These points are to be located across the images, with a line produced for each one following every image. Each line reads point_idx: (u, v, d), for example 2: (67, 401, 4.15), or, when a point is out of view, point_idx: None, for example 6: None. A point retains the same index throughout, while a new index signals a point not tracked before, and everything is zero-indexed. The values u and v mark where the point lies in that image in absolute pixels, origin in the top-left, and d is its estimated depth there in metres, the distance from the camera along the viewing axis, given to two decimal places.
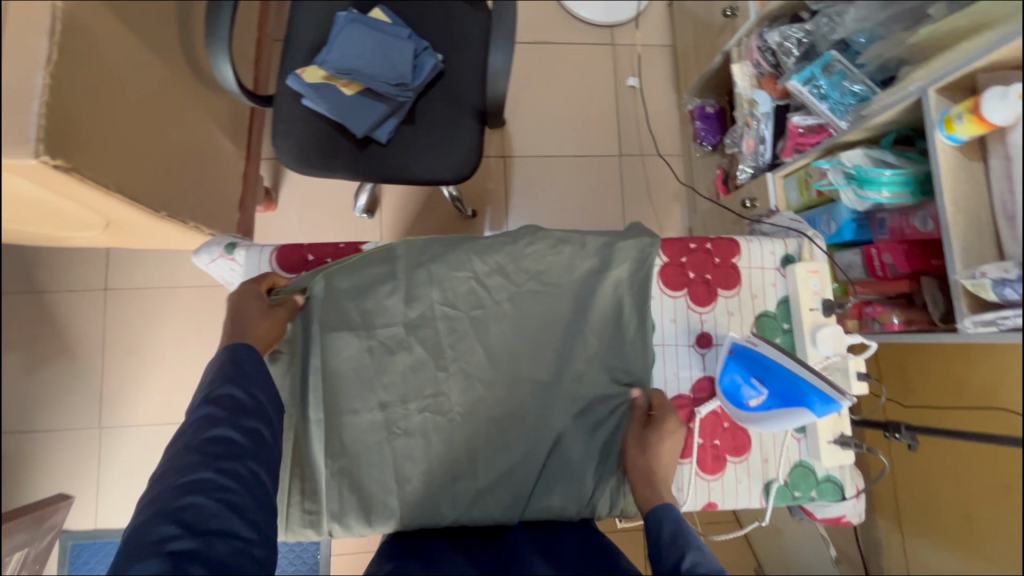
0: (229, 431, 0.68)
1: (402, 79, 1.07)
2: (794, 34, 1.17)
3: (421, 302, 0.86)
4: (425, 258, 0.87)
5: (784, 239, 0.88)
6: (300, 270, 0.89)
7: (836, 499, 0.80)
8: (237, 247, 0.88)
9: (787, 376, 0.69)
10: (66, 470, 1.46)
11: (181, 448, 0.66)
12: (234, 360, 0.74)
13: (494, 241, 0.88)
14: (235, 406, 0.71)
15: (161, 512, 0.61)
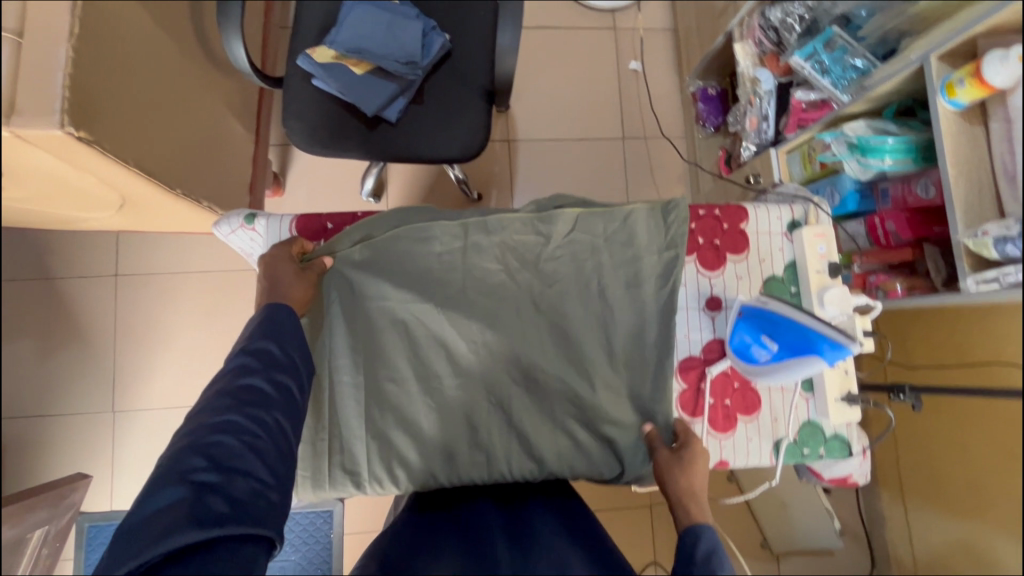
0: (259, 381, 0.71)
1: (411, 57, 1.09)
2: (795, 10, 1.19)
3: (437, 270, 0.87)
4: (450, 249, 0.88)
5: (790, 205, 0.90)
6: (321, 236, 0.90)
7: (844, 456, 0.83)
8: (257, 217, 0.90)
9: (798, 328, 0.71)
10: (80, 454, 1.48)
11: (216, 391, 0.70)
12: (272, 316, 0.78)
13: (525, 241, 0.88)
14: (268, 358, 0.74)
15: (191, 444, 0.63)
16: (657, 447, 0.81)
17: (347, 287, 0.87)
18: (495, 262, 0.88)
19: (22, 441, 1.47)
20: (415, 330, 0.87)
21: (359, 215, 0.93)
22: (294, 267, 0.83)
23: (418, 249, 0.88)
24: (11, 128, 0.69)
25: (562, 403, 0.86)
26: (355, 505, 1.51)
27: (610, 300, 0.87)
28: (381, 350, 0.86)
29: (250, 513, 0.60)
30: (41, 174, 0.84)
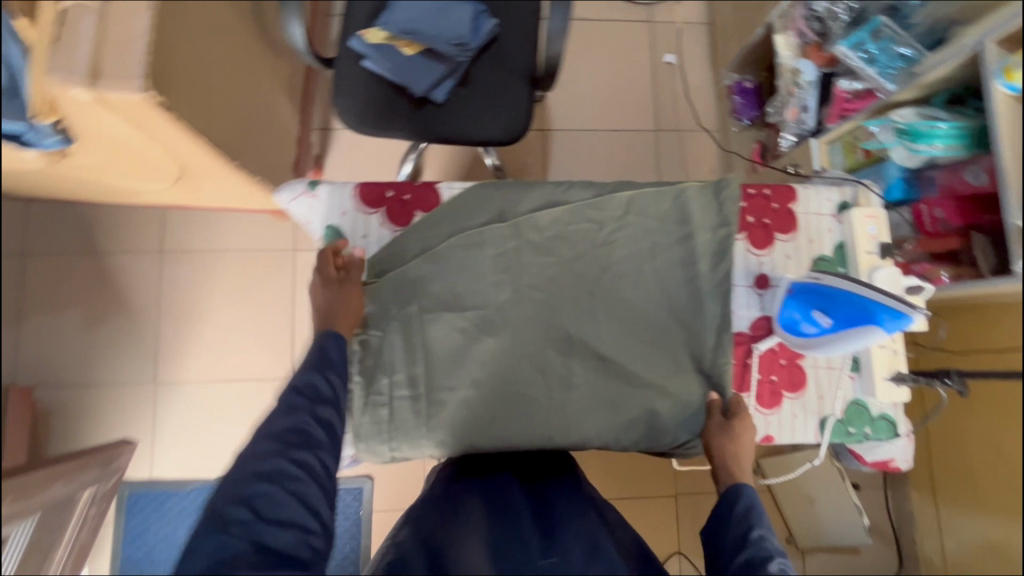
0: (305, 420, 0.70)
1: (462, 39, 1.12)
2: (843, 1, 1.19)
3: (489, 241, 0.89)
4: (501, 225, 0.89)
5: (840, 188, 0.93)
6: (380, 205, 0.92)
7: (889, 438, 0.86)
8: (319, 184, 0.92)
9: (856, 301, 0.75)
10: (122, 422, 1.52)
11: (262, 430, 0.68)
12: (320, 349, 0.79)
13: (579, 231, 0.90)
14: (316, 395, 0.74)
15: (236, 490, 0.62)
16: (711, 413, 0.85)
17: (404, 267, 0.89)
18: (543, 242, 0.89)
19: None
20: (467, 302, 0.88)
21: (418, 183, 0.94)
22: (334, 287, 0.84)
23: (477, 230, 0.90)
24: (96, 90, 0.73)
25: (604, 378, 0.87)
26: (384, 484, 1.54)
27: (660, 276, 0.89)
28: (433, 321, 0.88)
29: (295, 561, 0.59)
30: (114, 139, 0.88)
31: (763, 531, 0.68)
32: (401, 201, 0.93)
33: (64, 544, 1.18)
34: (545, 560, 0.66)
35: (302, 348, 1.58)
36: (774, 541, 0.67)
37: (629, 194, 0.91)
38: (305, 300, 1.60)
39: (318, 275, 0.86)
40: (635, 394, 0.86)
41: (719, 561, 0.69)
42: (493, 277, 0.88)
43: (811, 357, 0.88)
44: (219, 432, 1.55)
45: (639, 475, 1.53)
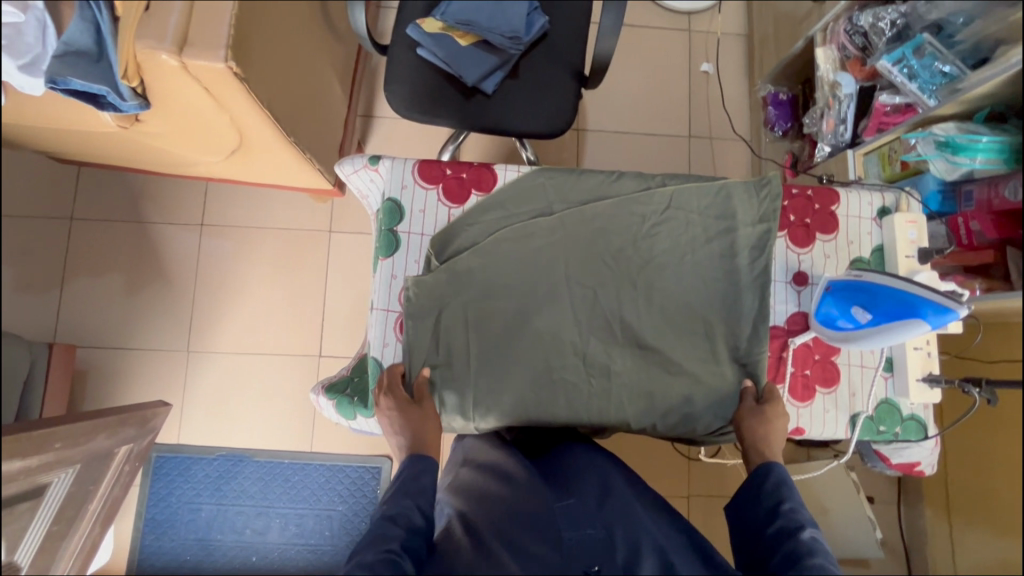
0: (403, 553, 0.70)
1: (515, 32, 1.15)
2: (887, 15, 1.21)
3: (537, 225, 0.92)
4: (551, 215, 0.93)
5: (882, 193, 0.96)
6: (439, 182, 0.97)
7: (919, 438, 0.89)
8: (380, 159, 0.97)
9: (898, 296, 0.78)
10: (154, 387, 1.57)
11: (354, 565, 0.69)
12: (415, 476, 0.82)
13: (624, 221, 0.93)
14: (405, 525, 0.74)
15: None
16: (744, 399, 0.89)
17: (457, 244, 0.92)
18: (591, 229, 0.92)
19: (101, 369, 1.56)
20: (514, 279, 0.90)
21: (475, 164, 0.98)
22: (412, 415, 0.85)
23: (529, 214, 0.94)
24: (182, 58, 0.78)
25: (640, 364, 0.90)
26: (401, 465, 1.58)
27: (702, 269, 0.92)
28: (480, 300, 0.90)
29: None
30: (187, 107, 0.93)
31: (794, 506, 0.77)
32: (458, 179, 0.97)
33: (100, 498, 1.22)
34: (560, 502, 0.81)
35: (331, 327, 1.63)
36: (805, 515, 0.76)
37: (673, 189, 0.94)
38: (337, 280, 1.64)
39: (389, 400, 0.87)
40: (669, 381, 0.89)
41: (751, 529, 0.79)
42: (543, 258, 0.91)
43: (845, 354, 0.91)
44: (246, 403, 1.59)
45: (653, 472, 1.55)
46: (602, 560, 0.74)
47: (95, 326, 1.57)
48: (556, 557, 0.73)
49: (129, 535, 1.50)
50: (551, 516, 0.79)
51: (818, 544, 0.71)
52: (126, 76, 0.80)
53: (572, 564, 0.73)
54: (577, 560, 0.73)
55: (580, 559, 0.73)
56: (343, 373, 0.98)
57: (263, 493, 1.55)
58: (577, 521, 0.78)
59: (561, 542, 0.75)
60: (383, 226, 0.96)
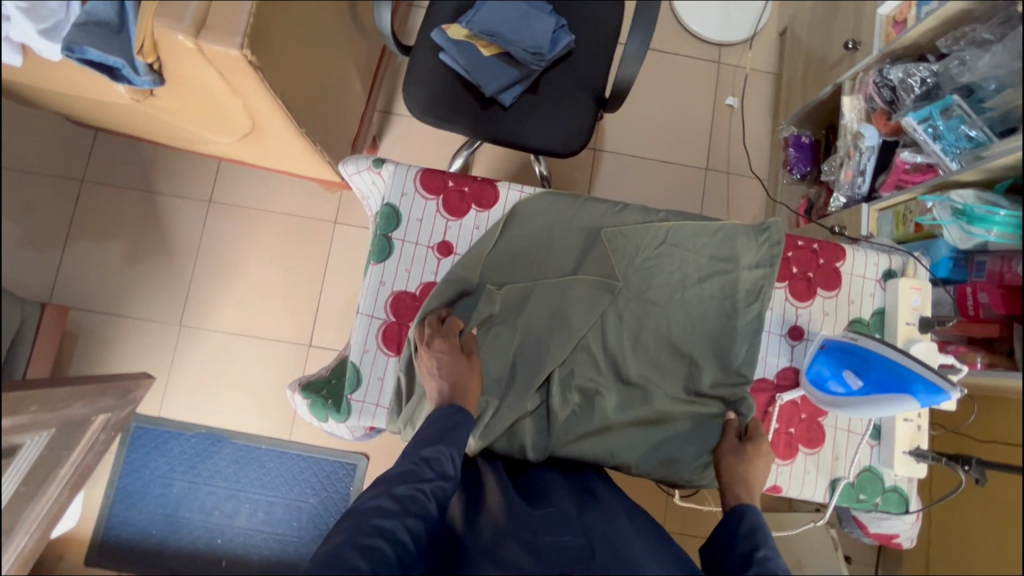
0: (426, 487, 0.71)
1: (539, 48, 1.14)
2: (918, 72, 1.19)
3: (533, 250, 0.93)
4: (546, 240, 0.93)
5: (890, 255, 0.94)
6: (441, 193, 0.95)
7: (898, 511, 0.86)
8: (384, 162, 0.96)
9: (894, 368, 0.76)
10: (142, 357, 1.57)
11: (384, 490, 0.70)
12: (450, 424, 0.79)
13: (617, 252, 0.92)
14: (440, 470, 0.73)
15: (363, 511, 0.68)
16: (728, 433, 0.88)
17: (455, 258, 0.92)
18: (591, 257, 0.92)
19: (92, 333, 1.56)
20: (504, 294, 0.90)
21: (478, 178, 0.97)
22: (462, 362, 0.85)
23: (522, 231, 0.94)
24: (198, 41, 0.77)
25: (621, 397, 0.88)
26: (378, 465, 1.57)
27: (692, 311, 0.91)
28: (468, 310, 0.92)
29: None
30: (202, 88, 0.93)
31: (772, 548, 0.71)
32: (460, 192, 0.96)
33: (71, 463, 1.21)
34: (539, 509, 0.75)
35: (324, 319, 1.62)
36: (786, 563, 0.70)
37: (673, 226, 0.93)
38: (336, 272, 1.64)
39: (441, 342, 0.85)
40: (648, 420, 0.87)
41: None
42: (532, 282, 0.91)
43: (832, 417, 0.89)
44: (231, 384, 1.58)
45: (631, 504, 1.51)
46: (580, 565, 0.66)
47: (92, 290, 1.58)
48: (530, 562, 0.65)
49: (99, 502, 1.50)
50: (528, 519, 0.72)
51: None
52: (141, 52, 0.81)
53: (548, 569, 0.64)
54: (553, 565, 0.65)
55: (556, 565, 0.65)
56: (322, 374, 0.97)
57: (236, 476, 1.54)
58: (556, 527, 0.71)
59: (539, 546, 0.68)
60: (379, 231, 0.95)
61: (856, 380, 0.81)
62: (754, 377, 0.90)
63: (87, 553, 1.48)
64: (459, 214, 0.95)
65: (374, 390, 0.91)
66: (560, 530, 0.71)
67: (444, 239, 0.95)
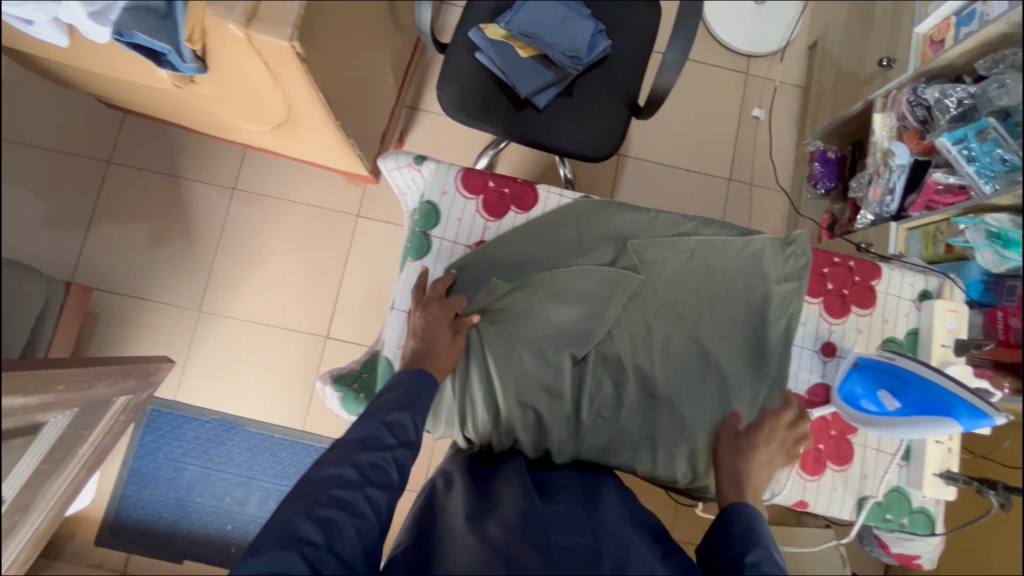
0: (387, 458, 0.71)
1: (576, 52, 1.14)
2: (955, 93, 1.19)
3: (567, 254, 0.94)
4: (579, 243, 0.94)
5: (926, 275, 0.95)
6: (481, 193, 0.96)
7: (925, 533, 0.86)
8: (426, 160, 0.97)
9: (934, 390, 0.77)
10: (160, 340, 1.58)
11: (344, 458, 0.70)
12: (416, 392, 0.78)
13: (650, 262, 0.92)
14: (402, 437, 0.74)
15: (319, 478, 0.68)
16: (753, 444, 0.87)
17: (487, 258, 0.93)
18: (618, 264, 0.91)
19: (112, 314, 1.57)
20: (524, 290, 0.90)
21: (518, 180, 0.98)
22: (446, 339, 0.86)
23: (553, 234, 0.95)
24: (248, 30, 0.78)
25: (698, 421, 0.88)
26: None
27: (721, 322, 0.91)
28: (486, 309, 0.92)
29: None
30: (244, 76, 0.93)
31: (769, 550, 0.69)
32: (499, 193, 0.97)
33: (90, 442, 1.22)
34: (547, 505, 0.74)
35: (342, 311, 1.62)
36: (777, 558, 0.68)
37: (704, 237, 0.93)
38: (355, 265, 1.64)
39: (436, 309, 0.87)
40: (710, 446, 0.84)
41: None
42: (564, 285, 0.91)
43: (862, 435, 0.89)
44: (246, 371, 1.59)
45: None
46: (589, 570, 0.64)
47: (113, 271, 1.58)
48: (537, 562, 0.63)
49: (112, 482, 1.51)
50: (537, 521, 0.70)
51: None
52: (190, 40, 0.80)
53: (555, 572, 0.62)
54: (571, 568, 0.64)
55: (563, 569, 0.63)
56: (352, 366, 0.98)
57: (248, 464, 1.55)
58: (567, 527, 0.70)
59: (547, 547, 0.66)
60: (418, 227, 0.95)
61: (892, 401, 0.82)
62: (787, 391, 0.90)
63: (98, 533, 1.49)
64: (494, 212, 0.96)
65: None
66: (568, 533, 0.69)
67: (482, 238, 0.96)
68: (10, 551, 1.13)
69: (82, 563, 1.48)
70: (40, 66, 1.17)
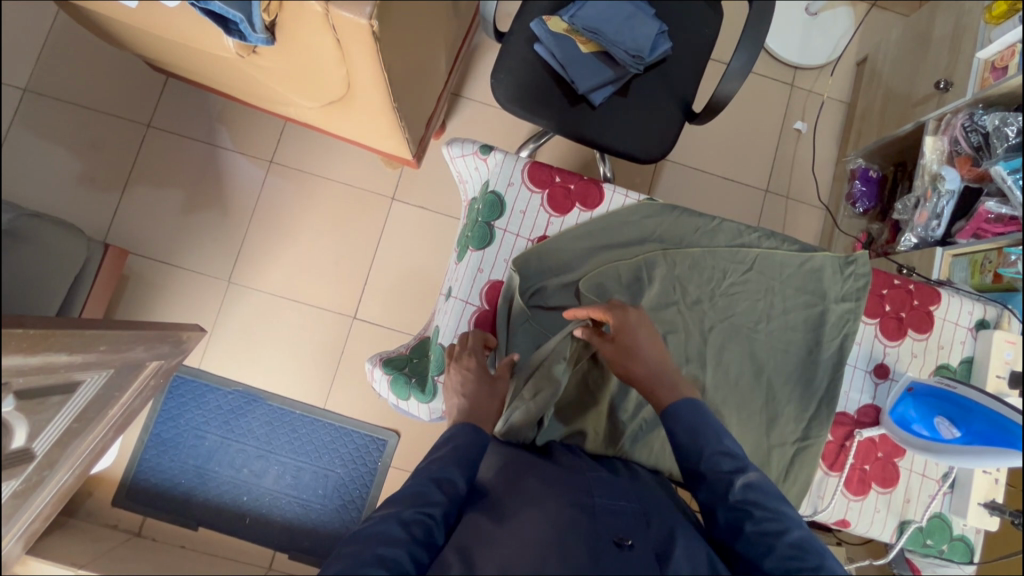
0: (436, 515, 0.66)
1: (639, 51, 1.13)
2: (1016, 122, 1.17)
3: (636, 251, 0.97)
4: (652, 247, 0.97)
5: (984, 306, 1.01)
6: (546, 187, 0.99)
7: (963, 560, 0.94)
8: (491, 150, 1.00)
9: (991, 418, 0.82)
10: (189, 308, 1.58)
11: (390, 513, 0.65)
12: (462, 438, 0.76)
13: (713, 269, 0.96)
14: (449, 491, 0.69)
15: (362, 538, 0.62)
16: (795, 454, 0.92)
17: (552, 254, 0.96)
18: (680, 272, 0.95)
19: (142, 278, 1.57)
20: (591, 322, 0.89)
21: (584, 178, 1.01)
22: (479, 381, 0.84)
23: (621, 233, 0.98)
24: (328, 6, 0.77)
25: (622, 334, 0.84)
26: (409, 443, 1.58)
27: (777, 337, 0.96)
28: (553, 320, 0.94)
29: None
30: (311, 51, 0.92)
31: (779, 505, 0.70)
32: (566, 189, 0.99)
33: (121, 404, 1.22)
34: (591, 472, 0.79)
35: (371, 292, 1.62)
36: (785, 509, 0.71)
37: (766, 251, 0.97)
38: (387, 247, 1.64)
39: (468, 359, 0.87)
40: (659, 362, 0.83)
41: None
42: (626, 281, 0.94)
43: (907, 460, 0.96)
44: (272, 345, 1.59)
45: None
46: (635, 533, 0.67)
47: (145, 234, 1.58)
48: (585, 520, 0.67)
49: (134, 446, 1.52)
50: (586, 484, 0.74)
51: (806, 544, 0.67)
52: (265, 10, 0.79)
53: (603, 531, 0.66)
54: (641, 541, 0.66)
55: (612, 530, 0.67)
56: (402, 352, 1.02)
57: (268, 437, 1.55)
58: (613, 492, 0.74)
59: (594, 508, 0.69)
60: (481, 218, 0.99)
61: (951, 429, 0.87)
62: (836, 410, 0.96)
63: (116, 493, 1.50)
64: (560, 204, 0.98)
65: None
66: (615, 497, 0.73)
67: (544, 232, 0.98)
68: (35, 506, 1.13)
69: (98, 523, 1.49)
70: (100, 23, 1.17)
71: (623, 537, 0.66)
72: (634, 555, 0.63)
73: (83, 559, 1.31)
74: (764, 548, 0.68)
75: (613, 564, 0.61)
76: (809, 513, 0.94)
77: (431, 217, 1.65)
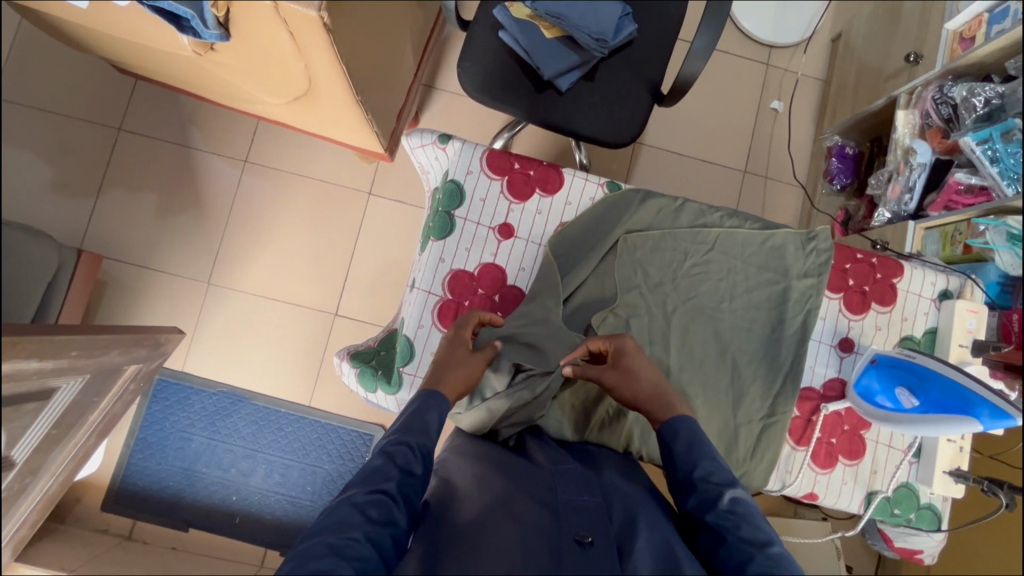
0: (390, 491, 0.67)
1: (603, 35, 1.11)
2: (983, 92, 1.16)
3: (599, 237, 0.97)
4: (615, 232, 0.97)
5: (948, 276, 1.02)
6: (506, 174, 0.99)
7: (930, 527, 0.95)
8: (450, 139, 1.00)
9: (954, 389, 0.84)
10: (169, 311, 1.58)
11: (345, 498, 0.66)
12: (420, 412, 0.77)
13: (675, 251, 0.96)
14: (403, 466, 0.70)
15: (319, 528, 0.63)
16: (763, 433, 0.93)
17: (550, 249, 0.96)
18: (644, 256, 0.96)
19: (121, 283, 1.56)
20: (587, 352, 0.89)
21: (544, 163, 1.01)
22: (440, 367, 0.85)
23: (585, 221, 0.98)
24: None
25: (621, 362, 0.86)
26: None
27: (740, 317, 0.96)
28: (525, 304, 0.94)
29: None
30: (266, 45, 0.91)
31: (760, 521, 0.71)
32: (525, 175, 0.99)
33: (100, 409, 1.22)
34: (558, 466, 0.80)
35: (352, 288, 1.62)
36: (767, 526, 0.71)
37: (727, 230, 0.97)
38: (367, 243, 1.63)
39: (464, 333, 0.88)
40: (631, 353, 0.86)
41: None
42: (590, 267, 0.95)
43: (874, 432, 0.97)
44: (256, 345, 1.59)
45: None
46: (596, 530, 0.67)
47: (122, 238, 1.57)
48: (547, 519, 0.68)
49: (118, 451, 1.52)
50: (550, 482, 0.76)
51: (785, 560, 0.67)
52: (215, 6, 0.78)
53: (564, 529, 0.67)
54: (595, 531, 0.67)
55: (572, 528, 0.67)
56: (369, 345, 1.03)
57: (253, 437, 1.56)
58: (575, 488, 0.74)
59: (556, 504, 0.71)
60: (441, 208, 0.99)
61: (910, 399, 0.89)
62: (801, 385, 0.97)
63: (104, 499, 1.51)
64: (520, 190, 0.99)
65: (424, 364, 0.94)
66: (577, 492, 0.74)
67: (506, 220, 0.99)
68: (22, 512, 1.13)
69: (88, 528, 1.50)
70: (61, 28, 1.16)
71: (584, 534, 0.66)
72: (593, 552, 0.64)
73: (74, 563, 1.32)
74: (745, 556, 0.67)
75: (570, 563, 0.62)
76: (777, 487, 0.95)
77: (409, 211, 1.65)
